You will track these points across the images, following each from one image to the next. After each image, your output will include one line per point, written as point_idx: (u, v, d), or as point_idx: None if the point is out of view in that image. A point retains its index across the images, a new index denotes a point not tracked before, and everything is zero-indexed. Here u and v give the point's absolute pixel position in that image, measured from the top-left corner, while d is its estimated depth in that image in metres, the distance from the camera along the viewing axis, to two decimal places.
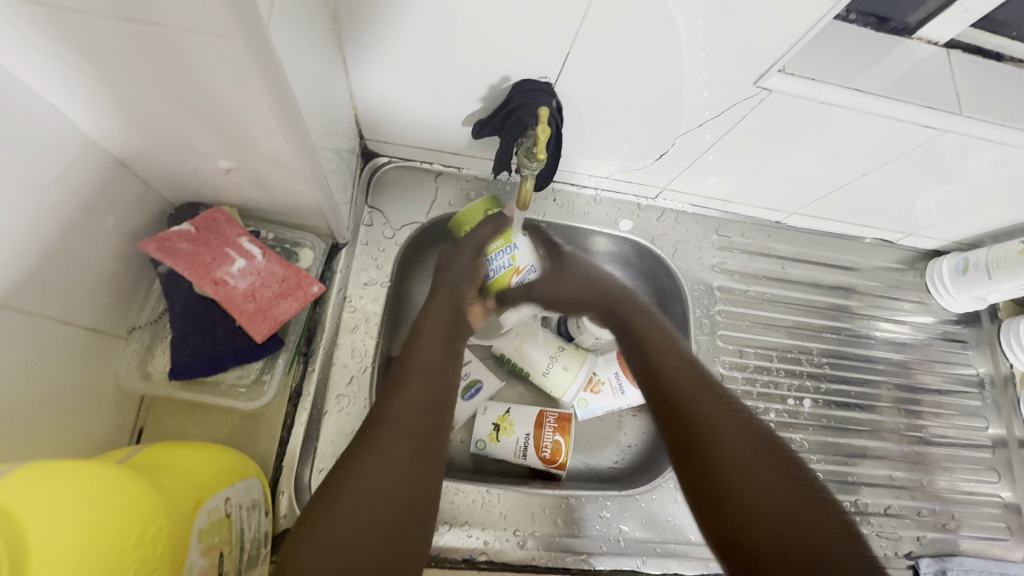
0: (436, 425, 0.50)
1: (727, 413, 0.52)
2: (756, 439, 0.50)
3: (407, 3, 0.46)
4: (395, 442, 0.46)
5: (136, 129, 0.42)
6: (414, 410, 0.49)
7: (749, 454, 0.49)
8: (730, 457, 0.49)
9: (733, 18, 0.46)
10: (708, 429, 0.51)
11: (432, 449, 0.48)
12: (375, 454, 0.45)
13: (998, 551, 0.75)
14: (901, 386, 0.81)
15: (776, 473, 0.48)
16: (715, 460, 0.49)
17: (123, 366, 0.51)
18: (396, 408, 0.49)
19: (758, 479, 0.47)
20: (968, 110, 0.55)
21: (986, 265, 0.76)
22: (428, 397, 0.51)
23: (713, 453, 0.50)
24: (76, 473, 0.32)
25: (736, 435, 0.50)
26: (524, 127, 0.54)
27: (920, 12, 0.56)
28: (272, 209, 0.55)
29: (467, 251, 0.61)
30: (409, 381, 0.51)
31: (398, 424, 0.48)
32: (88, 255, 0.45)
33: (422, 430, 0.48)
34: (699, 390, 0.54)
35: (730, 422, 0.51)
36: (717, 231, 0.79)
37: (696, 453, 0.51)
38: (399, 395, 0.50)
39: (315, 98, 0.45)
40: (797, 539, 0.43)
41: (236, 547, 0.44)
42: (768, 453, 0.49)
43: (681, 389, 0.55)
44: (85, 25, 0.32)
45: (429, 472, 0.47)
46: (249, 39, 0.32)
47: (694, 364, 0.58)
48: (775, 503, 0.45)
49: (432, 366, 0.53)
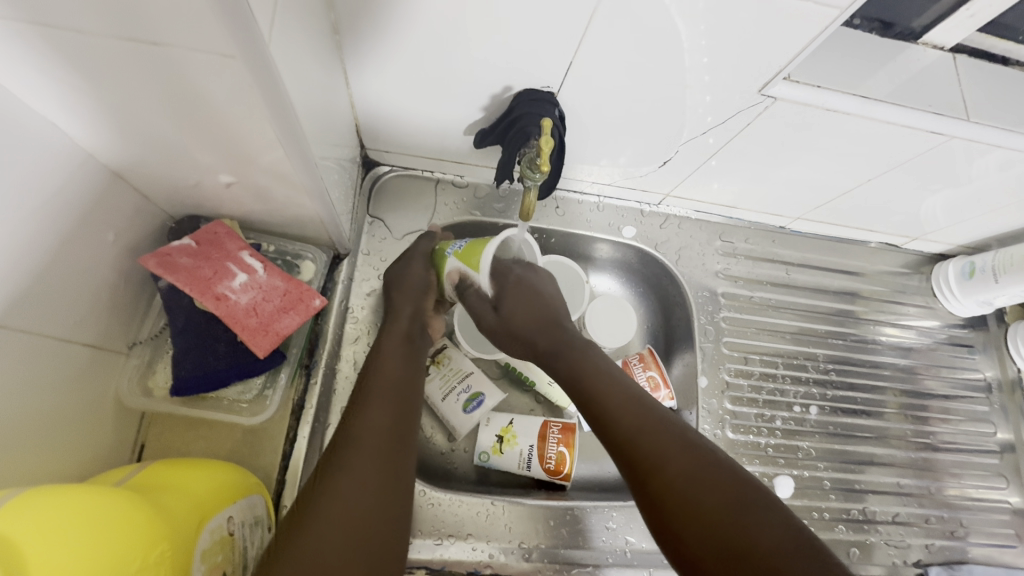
0: (404, 438, 0.48)
1: (655, 422, 0.50)
2: (693, 456, 0.47)
3: (408, 15, 0.45)
4: (367, 460, 0.44)
5: (136, 144, 0.42)
6: (382, 425, 0.47)
7: (689, 474, 0.46)
8: (676, 481, 0.46)
9: (737, 25, 0.45)
10: (649, 454, 0.48)
11: (397, 465, 0.46)
12: (346, 477, 0.43)
13: (1009, 558, 0.75)
14: (908, 392, 0.80)
15: (724, 488, 0.45)
16: (663, 488, 0.46)
17: (124, 382, 0.50)
18: (364, 428, 0.46)
19: (698, 495, 0.45)
20: (975, 115, 0.54)
21: (993, 269, 0.75)
22: (396, 416, 0.48)
23: (661, 479, 0.46)
24: (72, 501, 0.31)
25: (676, 454, 0.47)
26: (527, 137, 0.53)
27: (926, 17, 0.56)
28: (273, 221, 0.55)
29: (416, 262, 0.62)
30: (370, 401, 0.49)
31: (366, 443, 0.45)
32: (88, 271, 0.45)
33: (391, 447, 0.46)
34: (626, 405, 0.51)
35: (665, 441, 0.48)
36: (720, 236, 0.79)
37: (647, 493, 0.47)
38: (366, 412, 0.48)
39: (315, 110, 0.44)
40: (746, 542, 0.41)
41: (239, 566, 0.43)
42: (711, 464, 0.46)
43: (622, 421, 0.50)
44: (81, 42, 0.32)
45: (398, 488, 0.45)
46: (249, 57, 0.32)
47: (619, 379, 0.54)
48: (714, 504, 0.44)
49: (396, 383, 0.51)
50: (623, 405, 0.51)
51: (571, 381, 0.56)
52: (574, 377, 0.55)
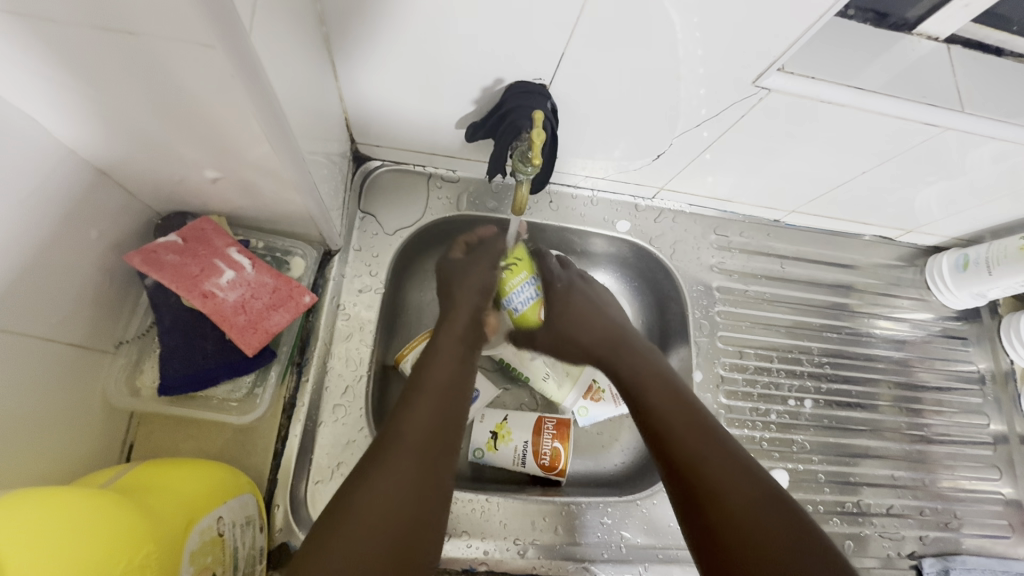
0: (451, 441, 0.47)
1: (716, 453, 0.48)
2: (760, 493, 0.45)
3: (396, 6, 0.45)
4: (410, 456, 0.43)
5: (118, 139, 0.41)
6: (430, 427, 0.46)
7: (758, 511, 0.44)
8: (741, 517, 0.43)
9: (731, 14, 0.44)
10: (715, 485, 0.46)
11: (442, 465, 0.45)
12: (388, 472, 0.42)
13: (1001, 549, 0.75)
14: (902, 385, 0.80)
15: (793, 536, 0.42)
16: (721, 519, 0.44)
17: (111, 382, 0.49)
18: (410, 423, 0.46)
19: (761, 537, 0.42)
20: (969, 107, 0.54)
21: (986, 261, 0.75)
22: (443, 414, 0.47)
23: (722, 510, 0.44)
24: (55, 502, 0.31)
25: (745, 491, 0.45)
26: (518, 130, 0.52)
27: (920, 8, 0.55)
28: (262, 217, 0.54)
29: (483, 262, 0.60)
30: (420, 397, 0.48)
31: (412, 442, 0.44)
32: (72, 269, 0.44)
33: (436, 445, 0.45)
34: (690, 429, 0.50)
35: (731, 471, 0.46)
36: (715, 230, 0.78)
37: (703, 522, 0.45)
38: (413, 408, 0.47)
39: (301, 101, 0.43)
40: None
41: (230, 566, 0.43)
42: (781, 507, 0.44)
43: (686, 445, 0.49)
44: (58, 33, 0.31)
45: (439, 490, 0.44)
46: (229, 47, 0.31)
47: (679, 391, 0.54)
48: (778, 548, 0.42)
49: (445, 379, 0.50)
50: (685, 428, 0.50)
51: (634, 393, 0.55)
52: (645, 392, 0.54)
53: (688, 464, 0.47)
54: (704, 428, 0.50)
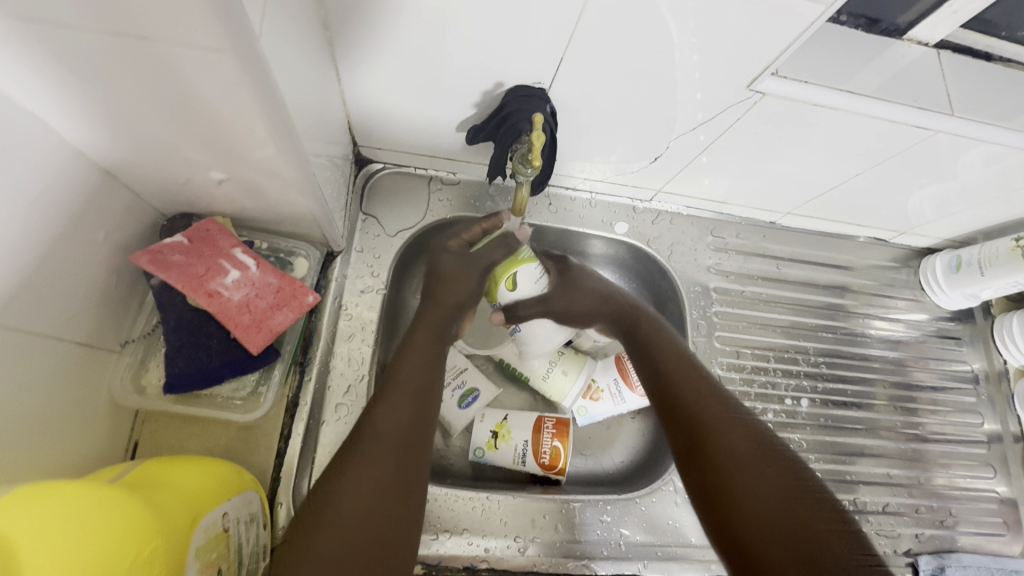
0: (423, 435, 0.47)
1: (713, 402, 0.53)
2: (751, 434, 0.50)
3: (398, 12, 0.46)
4: (385, 452, 0.44)
5: (126, 142, 0.42)
6: (403, 424, 0.47)
7: (751, 448, 0.48)
8: (736, 454, 0.48)
9: (725, 20, 0.46)
10: (710, 424, 0.51)
11: (415, 460, 0.46)
12: (363, 470, 0.42)
13: (996, 546, 0.76)
14: (897, 384, 0.81)
15: (783, 474, 0.46)
16: (716, 457, 0.48)
17: (116, 381, 0.50)
18: (384, 419, 0.46)
19: (752, 470, 0.46)
20: (959, 110, 0.55)
21: (979, 262, 0.77)
22: (417, 410, 0.48)
23: (717, 448, 0.49)
24: (67, 495, 0.32)
25: (735, 431, 0.50)
26: (519, 133, 0.54)
27: (910, 14, 0.57)
28: (265, 218, 0.55)
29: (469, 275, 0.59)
30: (395, 394, 0.48)
31: (388, 439, 0.45)
32: (79, 269, 0.45)
33: (410, 441, 0.46)
34: (691, 381, 0.55)
35: (727, 418, 0.51)
36: (712, 232, 0.79)
37: (702, 460, 0.50)
38: (390, 405, 0.47)
39: (306, 104, 0.44)
40: (795, 524, 0.43)
41: (234, 563, 0.44)
42: (771, 451, 0.48)
43: (686, 394, 0.54)
44: (71, 37, 0.32)
45: (412, 486, 0.44)
46: (238, 50, 0.32)
47: (680, 352, 0.60)
48: (771, 493, 0.45)
49: (420, 376, 0.51)
50: (683, 384, 0.55)
51: (659, 386, 0.57)
52: (660, 371, 0.58)
53: (690, 413, 0.52)
54: (703, 383, 0.55)
